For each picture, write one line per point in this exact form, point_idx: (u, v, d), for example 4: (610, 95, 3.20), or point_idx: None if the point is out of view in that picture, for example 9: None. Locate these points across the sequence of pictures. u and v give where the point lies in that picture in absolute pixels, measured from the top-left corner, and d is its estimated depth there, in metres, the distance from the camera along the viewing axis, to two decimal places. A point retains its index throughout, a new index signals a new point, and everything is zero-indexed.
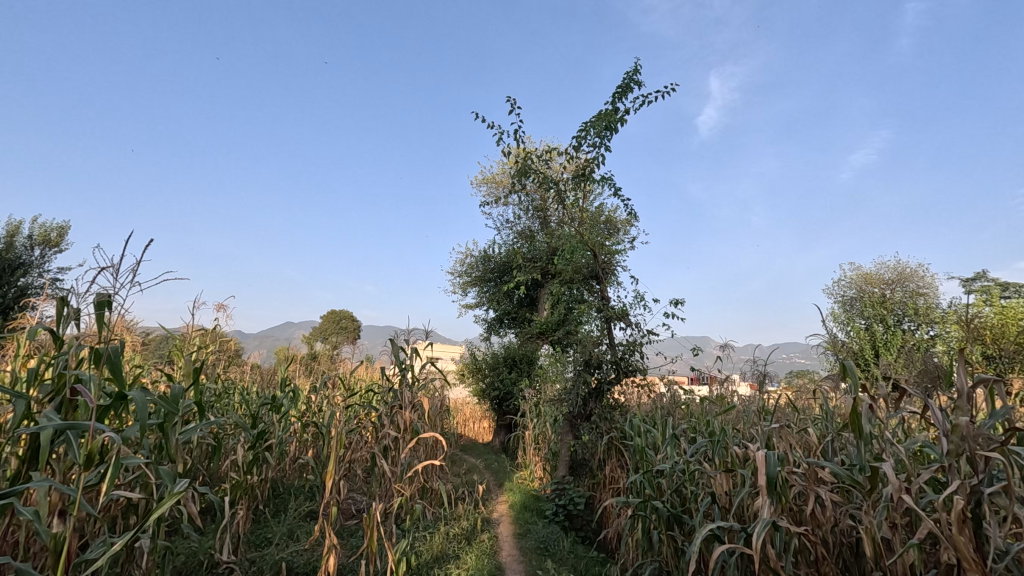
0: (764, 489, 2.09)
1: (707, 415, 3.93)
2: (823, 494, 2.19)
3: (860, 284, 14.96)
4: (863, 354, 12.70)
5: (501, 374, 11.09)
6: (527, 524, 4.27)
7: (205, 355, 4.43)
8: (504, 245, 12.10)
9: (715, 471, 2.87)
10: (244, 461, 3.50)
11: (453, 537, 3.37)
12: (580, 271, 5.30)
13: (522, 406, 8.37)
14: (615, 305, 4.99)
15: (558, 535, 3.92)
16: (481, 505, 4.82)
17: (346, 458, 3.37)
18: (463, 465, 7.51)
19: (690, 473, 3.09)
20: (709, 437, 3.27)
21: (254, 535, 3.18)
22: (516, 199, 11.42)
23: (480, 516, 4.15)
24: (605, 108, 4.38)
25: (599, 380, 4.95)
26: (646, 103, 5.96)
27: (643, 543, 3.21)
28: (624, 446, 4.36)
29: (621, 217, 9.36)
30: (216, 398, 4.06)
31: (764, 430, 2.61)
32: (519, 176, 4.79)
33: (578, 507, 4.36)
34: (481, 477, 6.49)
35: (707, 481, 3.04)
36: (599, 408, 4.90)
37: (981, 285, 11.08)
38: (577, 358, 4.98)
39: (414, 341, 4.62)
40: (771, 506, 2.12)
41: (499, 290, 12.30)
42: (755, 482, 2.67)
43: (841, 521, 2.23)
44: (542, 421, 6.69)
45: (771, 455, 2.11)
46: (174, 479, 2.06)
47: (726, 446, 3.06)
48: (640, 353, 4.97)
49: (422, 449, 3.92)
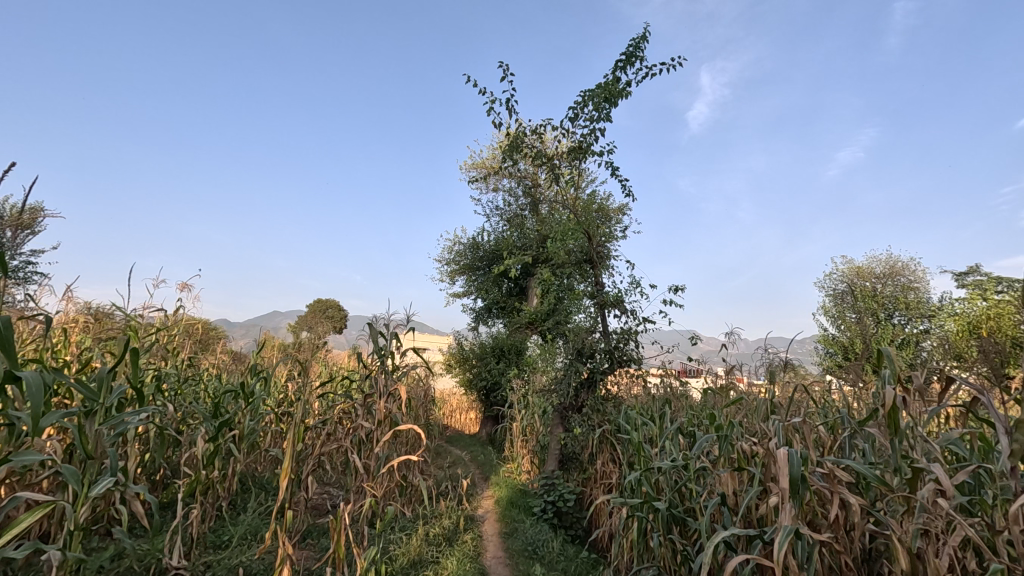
0: (785, 492, 1.84)
1: (707, 408, 3.68)
2: (850, 498, 1.94)
3: (852, 277, 14.89)
4: (854, 348, 12.62)
5: (489, 365, 10.83)
6: (513, 522, 4.01)
7: (167, 338, 4.08)
8: (494, 232, 11.79)
9: (721, 470, 2.61)
10: (204, 453, 3.18)
11: (433, 538, 3.10)
12: (573, 255, 5.00)
13: (510, 397, 8.12)
14: (610, 291, 4.71)
15: (547, 535, 3.67)
16: (465, 501, 4.56)
17: (315, 452, 3.06)
18: (449, 458, 7.25)
19: (693, 471, 2.83)
20: (713, 432, 3.02)
21: (213, 536, 2.89)
22: (506, 185, 11.11)
23: (463, 514, 3.89)
24: (605, 78, 4.08)
25: (592, 370, 4.68)
26: (650, 76, 5.85)
27: (640, 546, 2.97)
28: (618, 440, 4.12)
29: (615, 204, 9.10)
30: (178, 385, 3.73)
31: (780, 425, 2.35)
32: (511, 153, 4.47)
33: (568, 504, 4.12)
34: (466, 470, 6.24)
35: (711, 479, 2.79)
36: (591, 399, 4.64)
37: (975, 279, 11.00)
38: (570, 347, 4.71)
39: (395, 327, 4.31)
40: (793, 511, 1.85)
41: (488, 278, 12.01)
42: (767, 482, 2.41)
43: (868, 527, 1.99)
44: (531, 412, 6.43)
45: (795, 454, 1.84)
46: (87, 479, 1.76)
47: (733, 441, 2.80)
48: (636, 342, 4.70)
49: (402, 442, 3.63)
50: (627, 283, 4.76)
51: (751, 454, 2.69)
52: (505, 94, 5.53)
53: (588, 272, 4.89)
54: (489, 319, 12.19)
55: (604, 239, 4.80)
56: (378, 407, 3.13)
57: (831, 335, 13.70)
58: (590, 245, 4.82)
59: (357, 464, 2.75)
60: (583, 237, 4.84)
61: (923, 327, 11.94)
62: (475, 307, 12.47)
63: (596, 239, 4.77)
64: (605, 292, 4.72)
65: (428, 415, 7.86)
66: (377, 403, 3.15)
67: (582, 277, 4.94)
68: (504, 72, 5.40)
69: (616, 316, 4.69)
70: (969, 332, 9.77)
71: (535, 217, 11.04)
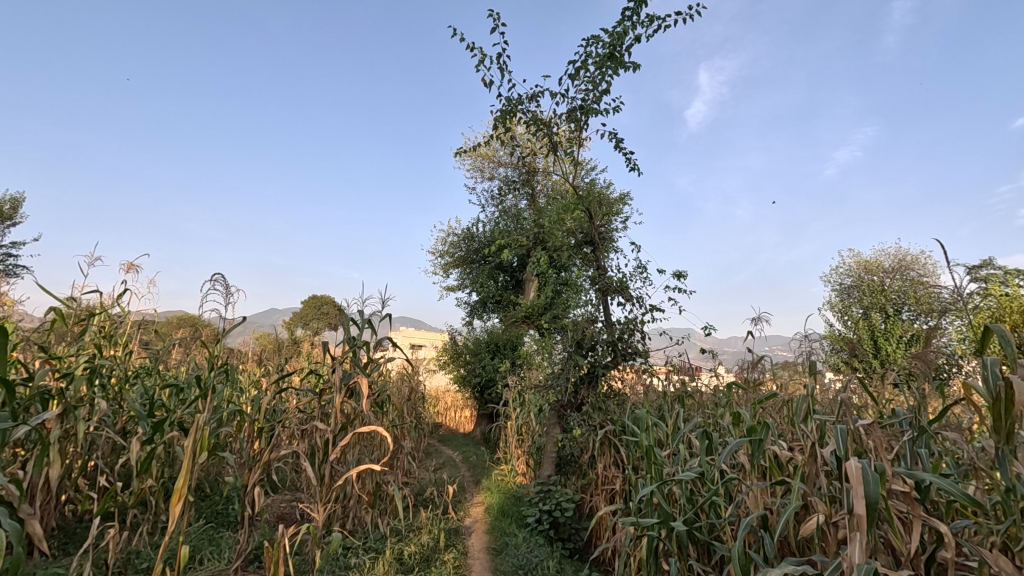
0: (861, 523, 1.35)
1: (725, 407, 3.21)
2: (937, 526, 1.47)
3: (860, 271, 14.46)
4: (862, 344, 12.22)
5: (483, 361, 10.36)
6: (505, 535, 3.56)
7: (112, 327, 3.59)
8: (489, 223, 11.33)
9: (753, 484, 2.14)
10: (137, 460, 2.71)
11: (406, 559, 2.66)
12: (573, 237, 4.48)
13: (504, 394, 7.67)
14: (614, 277, 4.21)
15: (542, 552, 3.23)
16: (452, 509, 4.11)
17: (267, 459, 2.59)
18: (438, 461, 6.80)
19: (717, 483, 2.35)
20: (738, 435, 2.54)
21: (143, 563, 2.43)
22: (502, 173, 10.65)
23: (448, 527, 3.44)
24: (614, 31, 3.56)
25: (592, 364, 4.17)
26: (663, 28, 4.80)
27: (652, 570, 2.51)
28: (623, 443, 3.66)
29: (617, 192, 8.65)
30: (117, 380, 3.24)
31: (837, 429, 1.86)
32: (505, 118, 3.94)
33: (566, 515, 3.68)
34: (456, 473, 5.79)
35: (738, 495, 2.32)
36: (592, 396, 4.16)
37: (989, 273, 10.63)
38: (568, 338, 4.22)
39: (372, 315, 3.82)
40: (866, 547, 1.39)
41: (483, 271, 11.55)
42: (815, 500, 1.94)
43: (941, 554, 1.57)
44: (526, 410, 5.97)
45: (871, 469, 1.36)
46: None
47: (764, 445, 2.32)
48: (642, 333, 4.22)
49: (364, 440, 3.20)
50: (632, 268, 4.29)
51: (786, 462, 2.23)
52: (499, 51, 5.06)
53: (589, 255, 4.38)
54: (484, 314, 11.73)
55: (608, 218, 4.27)
56: (335, 405, 2.66)
57: (837, 331, 13.28)
58: (592, 225, 4.32)
59: (309, 472, 2.31)
60: (585, 213, 4.31)
61: (934, 322, 11.55)
62: (469, 301, 12.00)
63: (599, 218, 4.26)
64: (608, 277, 4.23)
65: (417, 413, 7.39)
66: (333, 399, 2.68)
67: (581, 262, 4.43)
68: (497, 26, 4.86)
69: (620, 304, 4.19)
70: (986, 328, 9.36)
71: (531, 206, 10.60)
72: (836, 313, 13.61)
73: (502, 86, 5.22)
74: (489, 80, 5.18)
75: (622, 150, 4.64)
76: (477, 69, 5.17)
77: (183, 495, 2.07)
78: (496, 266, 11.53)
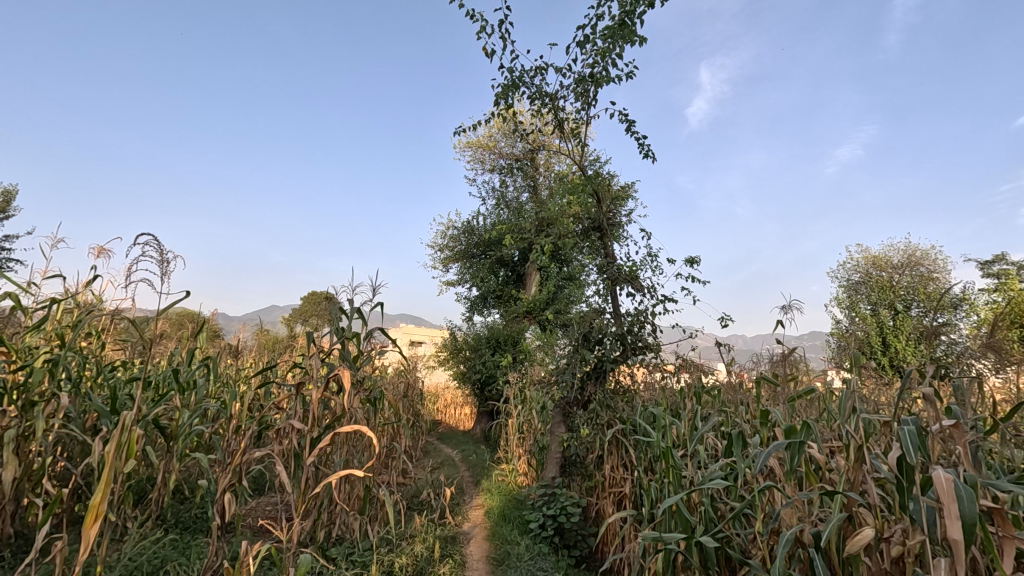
0: (959, 554, 1.07)
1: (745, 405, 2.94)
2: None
3: (867, 266, 14.20)
4: (870, 341, 11.96)
5: (483, 357, 10.09)
6: (506, 543, 3.30)
7: (79, 317, 3.30)
8: (490, 216, 11.05)
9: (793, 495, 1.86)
10: (96, 463, 2.43)
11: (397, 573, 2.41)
12: (579, 223, 4.19)
13: (505, 391, 7.41)
14: (623, 265, 3.93)
15: (546, 563, 2.97)
16: (449, 514, 3.85)
17: (239, 464, 2.30)
18: (437, 460, 6.54)
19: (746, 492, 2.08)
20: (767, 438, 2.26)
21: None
22: (503, 164, 10.36)
23: (444, 534, 3.18)
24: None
25: (600, 358, 3.87)
26: None
27: None
28: (634, 444, 3.39)
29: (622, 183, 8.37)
30: (82, 374, 2.96)
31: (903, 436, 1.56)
32: (508, 93, 3.65)
33: (572, 520, 3.42)
34: (454, 474, 5.52)
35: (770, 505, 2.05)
36: (600, 393, 3.87)
37: (1001, 268, 10.36)
38: (574, 331, 3.95)
39: (363, 305, 3.54)
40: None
41: (483, 266, 11.25)
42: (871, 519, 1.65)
43: None
44: (528, 407, 5.72)
45: (969, 486, 1.08)
46: None
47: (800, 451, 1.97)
48: (653, 325, 3.93)
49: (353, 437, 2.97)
50: (642, 257, 4.01)
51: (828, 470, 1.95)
52: (503, 19, 4.17)
53: (596, 242, 4.06)
54: (485, 309, 11.44)
55: (619, 201, 3.96)
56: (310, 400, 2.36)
57: (844, 328, 13.02)
58: (601, 209, 4.01)
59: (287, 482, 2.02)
60: (592, 197, 4.00)
61: (944, 319, 11.29)
62: (469, 296, 11.70)
63: (610, 201, 3.93)
64: (617, 265, 3.94)
65: (415, 410, 7.12)
66: (307, 395, 2.37)
67: (588, 250, 4.14)
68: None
69: (629, 295, 3.91)
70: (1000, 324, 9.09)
71: (534, 199, 10.33)
72: (843, 310, 13.35)
73: (503, 54, 4.35)
74: (489, 51, 4.35)
75: (632, 131, 4.35)
76: (477, 36, 4.26)
77: (100, 514, 1.85)
78: (497, 261, 11.24)
